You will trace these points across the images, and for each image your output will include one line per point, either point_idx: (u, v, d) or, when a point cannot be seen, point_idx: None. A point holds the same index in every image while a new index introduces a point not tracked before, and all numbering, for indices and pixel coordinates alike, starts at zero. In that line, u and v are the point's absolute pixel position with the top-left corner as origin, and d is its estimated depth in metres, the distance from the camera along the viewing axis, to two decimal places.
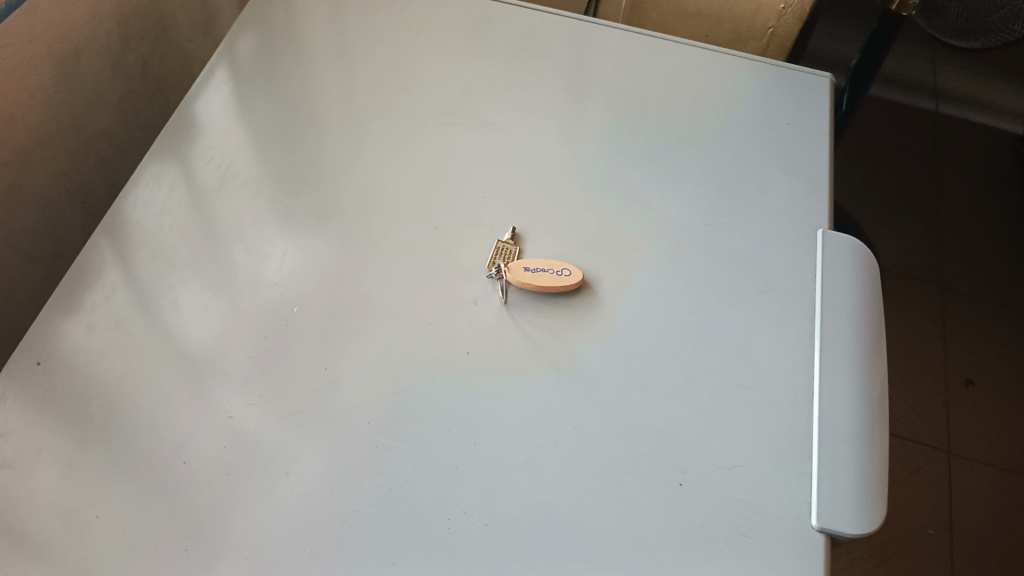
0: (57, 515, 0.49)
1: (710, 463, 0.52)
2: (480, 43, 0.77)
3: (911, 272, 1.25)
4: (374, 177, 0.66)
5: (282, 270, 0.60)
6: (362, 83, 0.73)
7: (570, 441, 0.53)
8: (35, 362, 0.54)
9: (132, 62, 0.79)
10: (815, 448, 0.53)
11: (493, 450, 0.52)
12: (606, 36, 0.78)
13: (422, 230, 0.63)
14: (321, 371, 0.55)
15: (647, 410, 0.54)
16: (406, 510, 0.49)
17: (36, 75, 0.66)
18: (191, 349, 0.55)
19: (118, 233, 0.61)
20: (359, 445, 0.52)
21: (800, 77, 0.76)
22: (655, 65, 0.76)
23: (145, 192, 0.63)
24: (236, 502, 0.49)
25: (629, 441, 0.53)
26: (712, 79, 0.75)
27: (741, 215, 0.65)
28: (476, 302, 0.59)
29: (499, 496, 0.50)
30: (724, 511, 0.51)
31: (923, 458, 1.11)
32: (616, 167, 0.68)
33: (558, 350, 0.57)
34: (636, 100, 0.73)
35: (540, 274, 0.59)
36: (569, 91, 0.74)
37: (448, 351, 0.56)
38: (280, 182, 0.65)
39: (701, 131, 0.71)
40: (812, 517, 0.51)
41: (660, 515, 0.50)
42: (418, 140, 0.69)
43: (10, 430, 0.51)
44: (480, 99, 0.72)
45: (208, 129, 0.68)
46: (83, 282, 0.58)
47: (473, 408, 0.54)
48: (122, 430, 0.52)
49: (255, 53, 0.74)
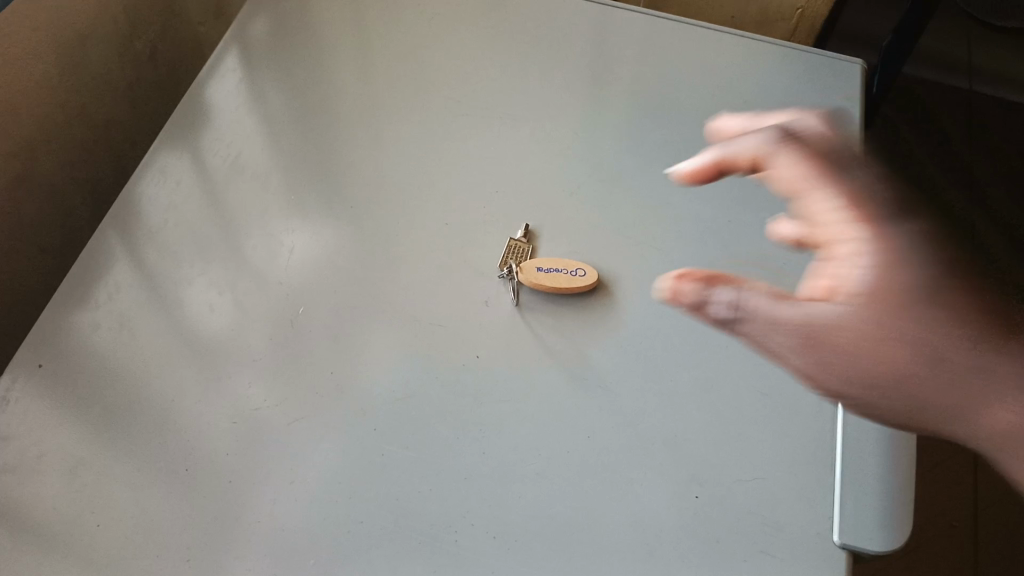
0: (58, 521, 0.48)
1: (728, 475, 0.51)
2: (499, 27, 0.75)
3: None
4: (387, 170, 0.64)
5: (290, 267, 0.58)
6: (379, 70, 0.71)
7: (582, 451, 0.51)
8: (38, 364, 0.53)
9: (140, 48, 0.77)
10: (837, 462, 0.51)
11: (502, 458, 0.50)
12: (629, 20, 0.76)
13: (433, 227, 0.61)
14: (327, 375, 0.53)
15: (663, 417, 0.52)
16: (411, 521, 0.48)
17: (41, 63, 0.65)
18: (196, 349, 0.54)
19: (123, 228, 0.59)
20: (366, 453, 0.50)
21: (830, 64, 0.73)
22: (678, 53, 0.74)
23: (151, 184, 0.61)
24: (245, 512, 0.48)
25: (644, 451, 0.51)
26: (738, 68, 0.73)
27: (765, 213, 0.63)
28: (488, 303, 0.57)
29: (509, 508, 0.49)
30: (743, 526, 0.49)
31: (949, 449, 1.08)
32: (635, 160, 0.66)
33: (571, 352, 0.55)
34: (658, 88, 0.71)
35: (553, 275, 0.57)
36: (588, 79, 0.71)
37: (456, 356, 0.54)
38: (290, 174, 0.63)
39: (724, 122, 0.69)
40: (834, 533, 0.49)
41: (676, 530, 0.48)
42: (432, 131, 0.67)
43: (11, 433, 0.50)
44: (498, 87, 0.70)
45: (217, 119, 0.66)
46: (88, 278, 0.57)
47: (483, 416, 0.52)
48: (126, 435, 0.51)
49: (268, 39, 0.72)
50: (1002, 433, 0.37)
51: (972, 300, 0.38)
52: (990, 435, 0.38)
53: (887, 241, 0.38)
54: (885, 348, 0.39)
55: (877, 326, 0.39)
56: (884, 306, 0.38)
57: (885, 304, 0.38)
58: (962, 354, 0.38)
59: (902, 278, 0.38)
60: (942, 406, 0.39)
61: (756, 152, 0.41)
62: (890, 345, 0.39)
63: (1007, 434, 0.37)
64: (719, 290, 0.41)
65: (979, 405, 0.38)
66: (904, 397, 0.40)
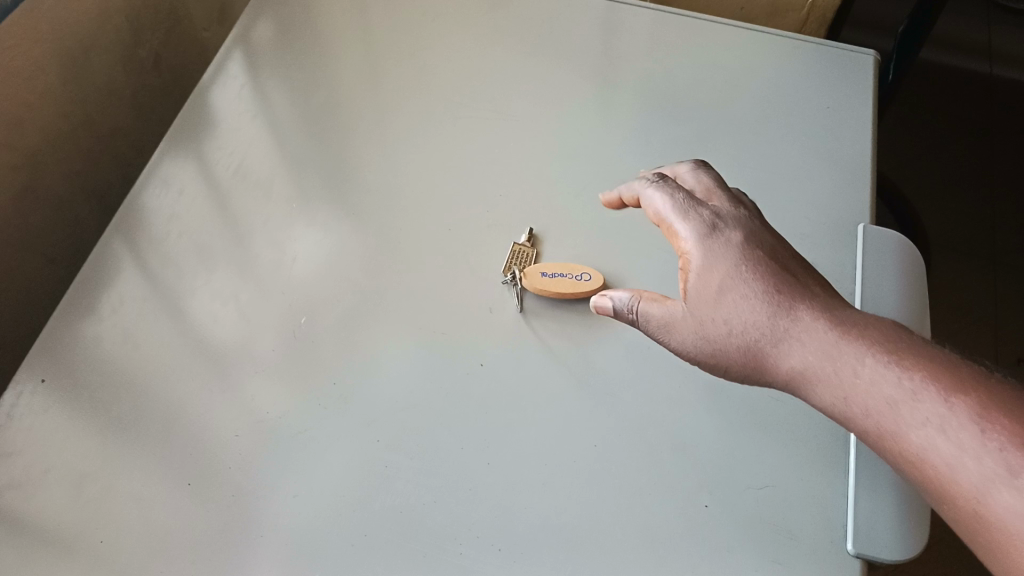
0: (64, 535, 0.48)
1: (739, 482, 0.50)
2: (503, 26, 0.74)
3: (945, 254, 1.27)
4: (391, 174, 0.64)
5: (293, 275, 0.58)
6: (382, 72, 0.71)
7: (589, 459, 0.50)
8: (43, 378, 0.53)
9: (144, 55, 0.77)
10: (850, 467, 0.50)
11: (508, 468, 0.50)
12: (635, 15, 0.75)
13: (438, 232, 0.60)
14: (332, 385, 0.53)
15: (671, 423, 0.52)
16: (416, 533, 0.48)
17: (44, 75, 0.64)
18: (200, 359, 0.54)
19: (128, 239, 0.59)
20: (370, 465, 0.50)
21: (842, 55, 0.72)
22: (685, 48, 0.72)
23: (154, 194, 0.61)
24: (250, 524, 0.48)
25: (651, 458, 0.50)
26: (747, 62, 0.71)
27: (775, 211, 0.62)
28: (492, 309, 0.56)
29: (515, 519, 0.48)
30: (754, 535, 0.48)
31: None
32: (641, 160, 0.65)
33: (577, 359, 0.54)
34: (665, 85, 0.70)
35: (558, 279, 0.56)
36: (593, 77, 0.70)
37: (461, 364, 0.54)
38: (293, 181, 0.63)
39: (733, 118, 0.67)
40: (847, 542, 0.48)
41: (686, 539, 0.48)
42: (436, 133, 0.66)
43: (16, 449, 0.50)
44: (500, 88, 0.69)
45: (220, 126, 0.65)
46: (92, 292, 0.56)
47: (488, 425, 0.51)
48: (131, 448, 0.51)
49: (270, 43, 0.72)
50: (821, 363, 0.43)
51: (776, 280, 0.46)
52: (801, 375, 0.44)
53: (712, 249, 0.47)
54: (720, 320, 0.46)
55: (707, 301, 0.47)
56: (712, 285, 0.47)
57: (707, 285, 0.47)
58: (775, 308, 0.45)
59: (722, 264, 0.47)
60: (767, 353, 0.45)
61: (632, 199, 0.53)
62: (722, 315, 0.46)
63: (824, 365, 0.43)
64: (613, 296, 0.51)
65: (792, 347, 0.44)
66: (749, 357, 0.46)
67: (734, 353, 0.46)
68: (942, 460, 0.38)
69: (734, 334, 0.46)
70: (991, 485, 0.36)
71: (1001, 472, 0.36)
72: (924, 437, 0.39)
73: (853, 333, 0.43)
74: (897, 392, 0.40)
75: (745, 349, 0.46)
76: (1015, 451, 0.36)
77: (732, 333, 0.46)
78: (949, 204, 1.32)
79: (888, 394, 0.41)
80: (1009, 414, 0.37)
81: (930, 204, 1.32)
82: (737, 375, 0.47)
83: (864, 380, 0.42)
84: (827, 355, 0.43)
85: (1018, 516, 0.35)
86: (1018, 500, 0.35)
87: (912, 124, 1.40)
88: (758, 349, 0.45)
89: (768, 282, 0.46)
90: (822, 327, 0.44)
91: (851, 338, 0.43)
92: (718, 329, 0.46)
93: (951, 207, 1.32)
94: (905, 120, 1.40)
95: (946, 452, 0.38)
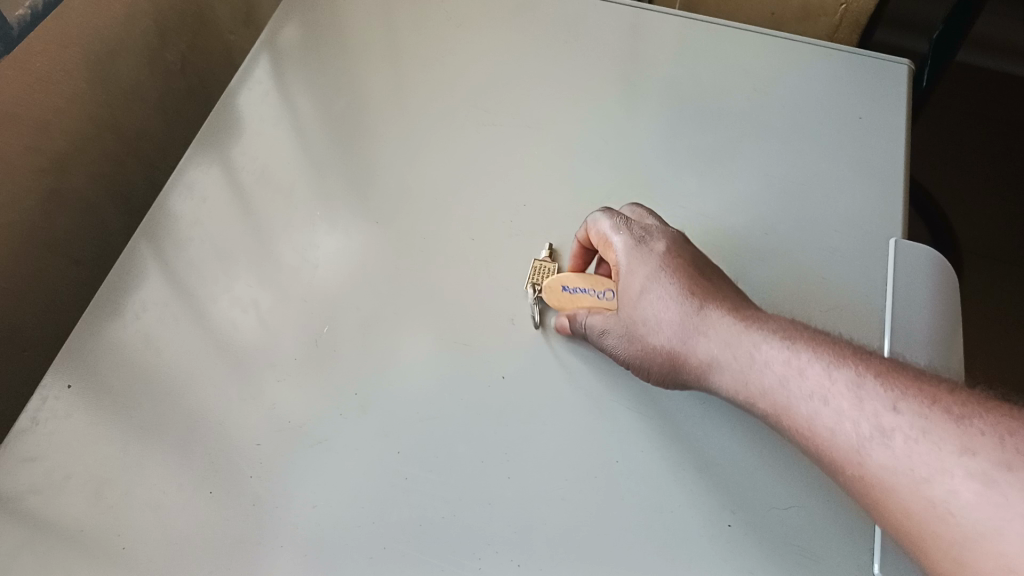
0: (83, 540, 0.48)
1: (764, 502, 0.49)
2: (529, 31, 0.73)
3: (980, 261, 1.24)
4: (413, 181, 0.63)
5: (316, 282, 0.58)
6: (408, 78, 0.70)
7: (610, 475, 0.49)
8: (65, 384, 0.53)
9: (171, 58, 0.77)
10: None
11: (528, 483, 0.49)
12: (664, 20, 0.74)
13: (460, 242, 0.60)
14: (351, 395, 0.52)
15: (694, 440, 0.51)
16: (435, 545, 0.47)
17: (73, 80, 0.64)
18: (220, 365, 0.54)
19: (155, 244, 0.59)
20: (389, 477, 0.49)
21: (875, 63, 0.70)
22: (713, 55, 0.71)
23: (178, 198, 0.61)
24: (269, 534, 0.48)
25: (675, 477, 0.49)
26: (777, 70, 0.70)
27: (803, 223, 0.61)
28: (513, 321, 0.56)
29: (535, 534, 0.48)
30: (778, 556, 0.47)
31: None
32: (667, 170, 0.64)
33: (598, 373, 0.53)
34: (691, 93, 0.69)
35: (580, 295, 0.54)
36: (621, 83, 0.69)
37: (482, 376, 0.53)
38: (318, 188, 0.63)
39: (760, 128, 0.66)
40: (874, 565, 0.47)
41: (708, 560, 0.47)
42: (458, 140, 0.66)
43: (39, 454, 0.50)
44: (525, 94, 0.69)
45: (246, 130, 0.66)
46: (117, 297, 0.57)
47: (508, 439, 0.51)
48: (151, 455, 0.51)
49: (296, 47, 0.72)
50: (723, 352, 0.48)
51: (694, 283, 0.51)
52: (711, 365, 0.48)
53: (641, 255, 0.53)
54: (641, 323, 0.51)
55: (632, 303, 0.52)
56: (634, 292, 0.52)
57: (632, 289, 0.52)
58: (687, 306, 0.50)
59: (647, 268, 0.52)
60: (682, 349, 0.49)
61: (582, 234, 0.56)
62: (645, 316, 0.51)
63: (726, 352, 0.47)
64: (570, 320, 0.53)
65: (701, 341, 0.49)
66: (667, 355, 0.50)
67: (653, 352, 0.50)
68: (829, 429, 0.42)
69: (653, 337, 0.50)
70: (869, 445, 0.40)
71: (875, 432, 0.40)
72: (812, 411, 0.43)
73: (753, 324, 0.48)
74: (786, 370, 0.45)
75: (663, 346, 0.50)
76: (886, 410, 0.40)
77: (651, 337, 0.50)
78: (985, 207, 1.29)
79: (778, 374, 0.45)
80: (884, 379, 0.42)
81: (965, 208, 1.29)
82: (655, 378, 0.51)
83: (759, 363, 0.46)
84: (730, 343, 0.48)
85: (890, 472, 0.39)
86: (888, 454, 0.39)
87: (945, 127, 1.38)
88: (674, 343, 0.49)
89: (685, 285, 0.51)
90: (727, 322, 0.49)
91: (752, 327, 0.48)
92: (642, 331, 0.51)
93: (986, 211, 1.29)
94: (939, 122, 1.39)
95: (829, 420, 0.42)
